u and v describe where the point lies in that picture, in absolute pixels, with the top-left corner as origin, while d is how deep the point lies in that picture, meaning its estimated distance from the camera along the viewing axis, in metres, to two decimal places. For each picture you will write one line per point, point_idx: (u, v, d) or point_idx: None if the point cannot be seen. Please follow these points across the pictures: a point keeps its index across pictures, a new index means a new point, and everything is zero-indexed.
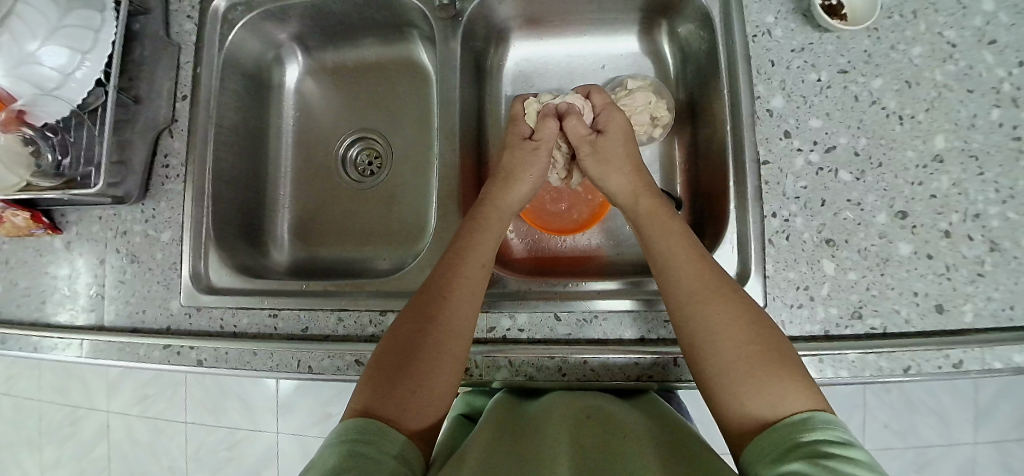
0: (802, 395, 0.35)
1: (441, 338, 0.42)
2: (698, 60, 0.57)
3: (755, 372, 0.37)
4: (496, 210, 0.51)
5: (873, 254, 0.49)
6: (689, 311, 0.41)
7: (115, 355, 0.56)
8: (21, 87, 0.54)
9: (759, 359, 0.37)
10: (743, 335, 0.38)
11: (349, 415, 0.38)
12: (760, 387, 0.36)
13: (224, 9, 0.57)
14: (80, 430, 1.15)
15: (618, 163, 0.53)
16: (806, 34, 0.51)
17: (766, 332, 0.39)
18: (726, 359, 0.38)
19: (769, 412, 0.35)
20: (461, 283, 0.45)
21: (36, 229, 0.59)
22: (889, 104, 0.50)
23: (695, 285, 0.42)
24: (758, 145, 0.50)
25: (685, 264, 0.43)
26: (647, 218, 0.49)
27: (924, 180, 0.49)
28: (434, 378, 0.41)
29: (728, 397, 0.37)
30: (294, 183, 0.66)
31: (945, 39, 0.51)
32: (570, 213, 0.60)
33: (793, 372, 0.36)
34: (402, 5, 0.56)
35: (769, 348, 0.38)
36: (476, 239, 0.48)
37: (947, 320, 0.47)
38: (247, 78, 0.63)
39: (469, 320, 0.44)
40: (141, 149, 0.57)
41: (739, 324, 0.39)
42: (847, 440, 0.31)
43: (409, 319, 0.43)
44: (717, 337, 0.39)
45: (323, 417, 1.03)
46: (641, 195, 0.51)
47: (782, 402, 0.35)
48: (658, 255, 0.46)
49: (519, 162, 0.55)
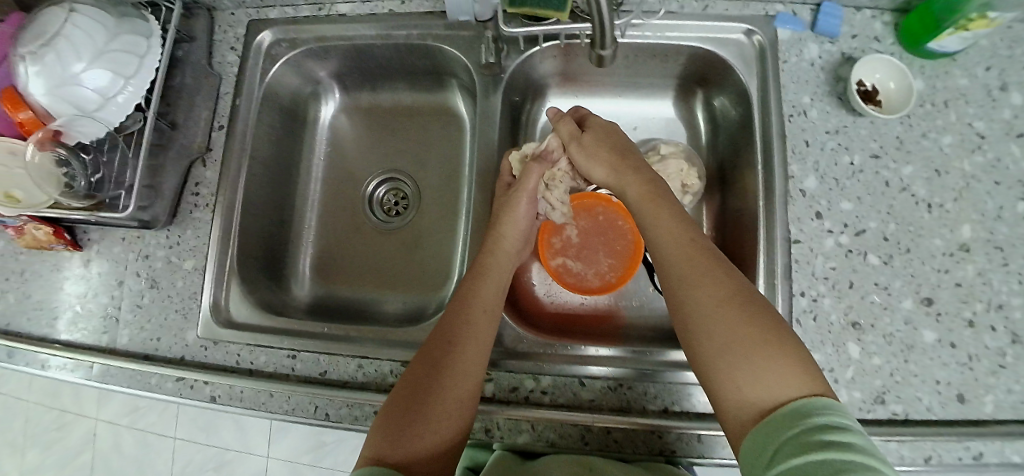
0: (801, 382, 0.32)
1: (443, 386, 0.41)
2: (732, 130, 0.58)
3: (751, 354, 0.34)
4: (494, 254, 0.51)
5: (897, 340, 0.49)
6: (684, 296, 0.39)
7: (125, 382, 0.55)
8: (57, 105, 0.50)
9: (749, 342, 0.35)
10: (738, 320, 0.36)
11: (360, 465, 0.38)
12: (754, 372, 0.34)
13: (268, 43, 0.59)
14: (66, 435, 1.12)
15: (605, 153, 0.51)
16: (841, 117, 0.52)
17: (765, 316, 0.36)
18: (719, 344, 0.36)
19: (767, 398, 0.33)
20: (464, 323, 0.45)
21: (56, 244, 0.58)
22: (918, 191, 0.51)
23: (687, 270, 0.40)
24: (790, 224, 0.50)
25: (676, 248, 0.42)
26: (638, 201, 0.47)
27: (950, 268, 0.50)
28: (440, 422, 0.40)
29: (723, 381, 0.35)
30: (319, 219, 0.66)
31: (973, 130, 0.52)
32: (591, 269, 0.59)
33: (793, 358, 0.34)
34: (447, 57, 0.57)
35: (767, 331, 0.35)
36: (473, 290, 0.48)
37: (968, 410, 0.47)
38: (283, 111, 0.63)
39: (471, 363, 0.43)
40: (173, 175, 0.57)
41: (733, 308, 0.37)
42: (826, 425, 0.29)
43: (410, 372, 0.43)
44: (710, 321, 0.37)
45: (317, 446, 1.02)
46: (627, 182, 0.49)
47: (777, 387, 0.33)
48: (651, 239, 0.44)
49: (508, 207, 0.53)
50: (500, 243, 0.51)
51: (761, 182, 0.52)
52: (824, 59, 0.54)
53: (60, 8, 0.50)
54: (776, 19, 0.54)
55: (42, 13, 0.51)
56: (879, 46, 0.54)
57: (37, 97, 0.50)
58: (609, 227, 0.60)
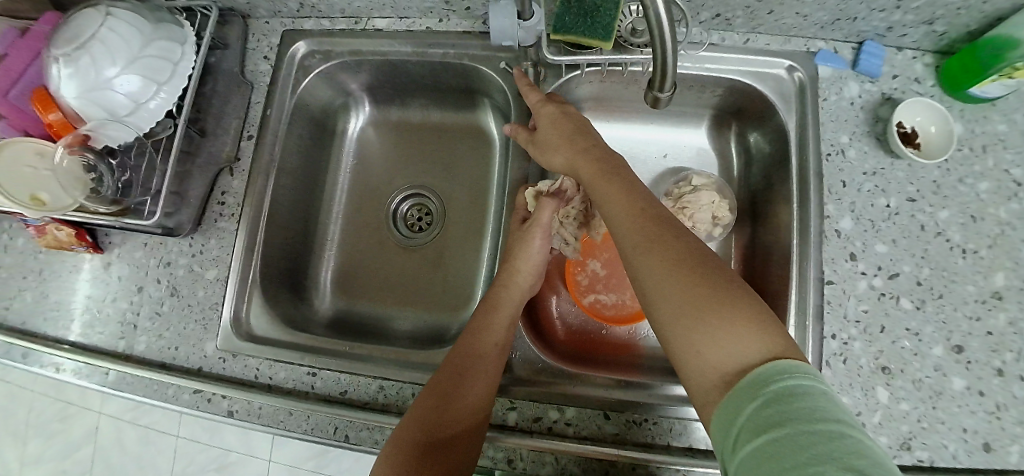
0: (761, 344, 0.30)
1: (455, 418, 0.42)
2: (766, 164, 0.58)
3: (704, 315, 0.32)
4: (509, 287, 0.51)
5: (927, 386, 0.49)
6: (636, 262, 0.36)
7: (141, 391, 0.54)
8: (87, 110, 0.49)
9: (704, 304, 0.32)
10: (689, 282, 0.33)
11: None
12: (713, 337, 0.31)
13: (303, 55, 0.60)
14: (67, 427, 1.12)
15: (565, 126, 0.48)
16: (878, 158, 0.52)
17: (716, 274, 0.34)
18: (673, 311, 0.33)
19: (728, 363, 0.30)
20: (476, 356, 0.45)
21: (77, 246, 0.58)
22: (953, 236, 0.51)
23: (640, 235, 0.37)
24: (823, 263, 0.50)
25: (626, 213, 0.39)
26: (591, 174, 0.44)
27: (982, 316, 0.50)
28: (449, 459, 0.40)
29: (683, 350, 0.33)
30: (342, 232, 0.66)
31: (1011, 177, 0.52)
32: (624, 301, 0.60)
33: (749, 316, 0.31)
34: (482, 77, 0.58)
35: (720, 290, 0.33)
36: (486, 322, 0.47)
37: (995, 460, 0.47)
38: (313, 121, 0.63)
39: (482, 398, 0.43)
40: (200, 183, 0.57)
41: (682, 271, 0.34)
42: (784, 391, 0.27)
43: (420, 403, 0.43)
44: (662, 288, 0.34)
45: (320, 452, 1.01)
46: (580, 160, 0.45)
47: (736, 349, 0.30)
48: (603, 205, 0.42)
49: (525, 247, 0.52)
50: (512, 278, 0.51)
51: (795, 220, 0.51)
52: (864, 98, 0.54)
53: (96, 10, 0.49)
54: (818, 56, 0.54)
55: (77, 13, 0.50)
56: (919, 88, 0.54)
57: (67, 100, 0.49)
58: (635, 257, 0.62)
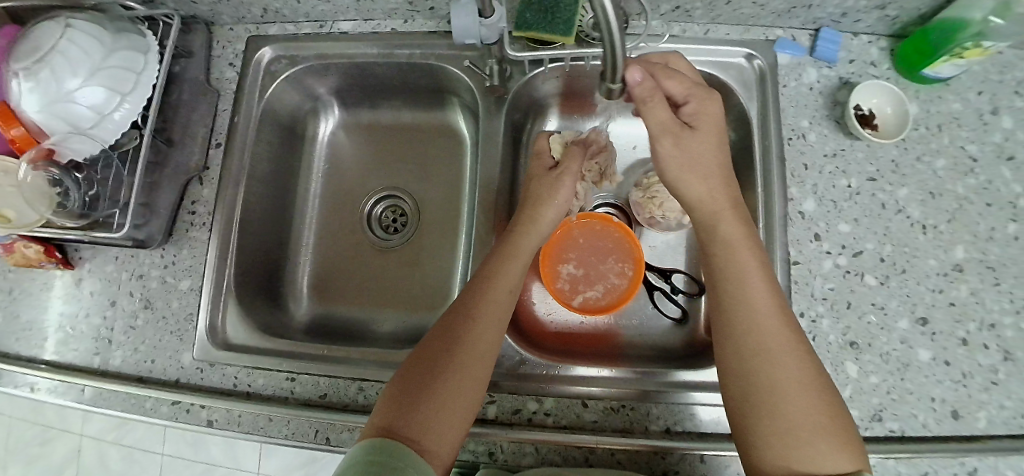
0: (848, 462, 0.35)
1: (463, 360, 0.42)
2: (731, 152, 0.59)
3: (815, 428, 0.36)
4: (525, 234, 0.51)
5: (894, 358, 0.50)
6: (766, 359, 0.39)
7: (118, 406, 0.53)
8: (52, 123, 0.49)
9: (811, 423, 0.36)
10: (812, 392, 0.38)
11: (367, 435, 0.38)
12: (810, 450, 0.36)
13: (268, 62, 0.60)
14: (49, 451, 1.09)
15: (713, 162, 0.47)
16: (838, 140, 0.54)
17: (833, 394, 0.39)
18: (797, 418, 0.37)
19: (815, 475, 0.35)
20: (486, 301, 0.46)
21: (46, 263, 0.57)
22: (913, 213, 0.52)
23: (776, 340, 0.40)
24: (789, 245, 0.52)
25: (772, 318, 0.40)
26: (712, 252, 0.45)
27: (944, 288, 0.51)
28: (455, 396, 0.41)
29: (772, 452, 0.37)
30: (317, 237, 0.66)
31: (966, 153, 0.53)
32: (608, 280, 0.58)
33: (847, 436, 0.37)
34: (450, 77, 0.59)
35: (830, 408, 0.38)
36: (484, 289, 0.46)
37: (962, 426, 0.48)
38: (283, 128, 0.63)
39: (488, 341, 0.44)
40: (169, 193, 0.56)
41: (811, 383, 0.38)
42: None
43: (428, 344, 0.44)
44: (793, 393, 0.37)
45: (310, 461, 1.00)
46: (722, 203, 0.46)
47: (826, 465, 0.35)
48: (729, 294, 0.43)
49: (549, 187, 0.55)
50: (521, 235, 0.51)
51: (760, 203, 0.53)
52: (822, 83, 0.55)
53: (55, 21, 0.49)
54: (776, 44, 0.56)
55: (35, 26, 0.49)
56: (875, 71, 0.55)
57: (30, 115, 0.48)
58: (612, 239, 0.60)
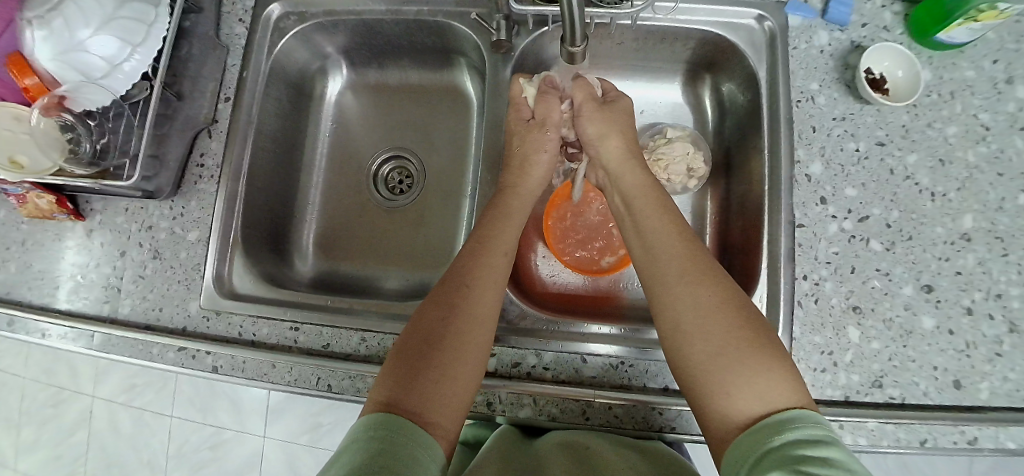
0: (792, 389, 0.33)
1: (461, 326, 0.40)
2: (740, 117, 0.60)
3: (737, 357, 0.35)
4: (517, 198, 0.51)
5: (896, 325, 0.49)
6: (675, 293, 0.39)
7: (126, 352, 0.54)
8: (65, 72, 0.50)
9: (743, 346, 0.35)
10: (732, 322, 0.36)
11: (369, 411, 0.35)
12: (748, 377, 0.34)
13: (277, 18, 0.60)
14: (63, 412, 1.12)
15: (622, 123, 0.53)
16: (847, 104, 0.53)
17: (760, 323, 0.37)
18: (723, 344, 0.35)
19: (758, 405, 0.33)
20: (483, 268, 0.44)
21: (58, 213, 0.58)
22: (922, 180, 0.51)
23: (684, 265, 0.40)
24: (795, 208, 0.51)
25: (678, 245, 0.42)
26: (635, 196, 0.48)
27: (950, 257, 0.50)
28: (459, 364, 0.39)
29: (714, 388, 0.35)
30: (324, 196, 0.68)
31: (978, 121, 0.52)
32: (584, 217, 0.62)
33: (783, 362, 0.34)
34: (456, 35, 0.59)
35: (758, 334, 0.36)
36: (483, 253, 0.45)
37: (963, 396, 0.47)
38: (291, 84, 0.65)
39: (489, 306, 0.42)
40: (179, 145, 0.57)
41: (731, 313, 0.37)
42: (822, 439, 0.29)
43: (422, 316, 0.41)
44: (708, 325, 0.36)
45: (313, 427, 1.01)
46: (628, 168, 0.50)
47: (769, 391, 0.33)
48: (646, 229, 0.44)
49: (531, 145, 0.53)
50: (512, 198, 0.50)
51: (766, 167, 0.53)
52: (833, 46, 0.55)
53: None
54: (787, 6, 0.55)
55: None
56: (888, 36, 0.55)
57: (45, 64, 0.50)
58: (580, 201, 0.62)
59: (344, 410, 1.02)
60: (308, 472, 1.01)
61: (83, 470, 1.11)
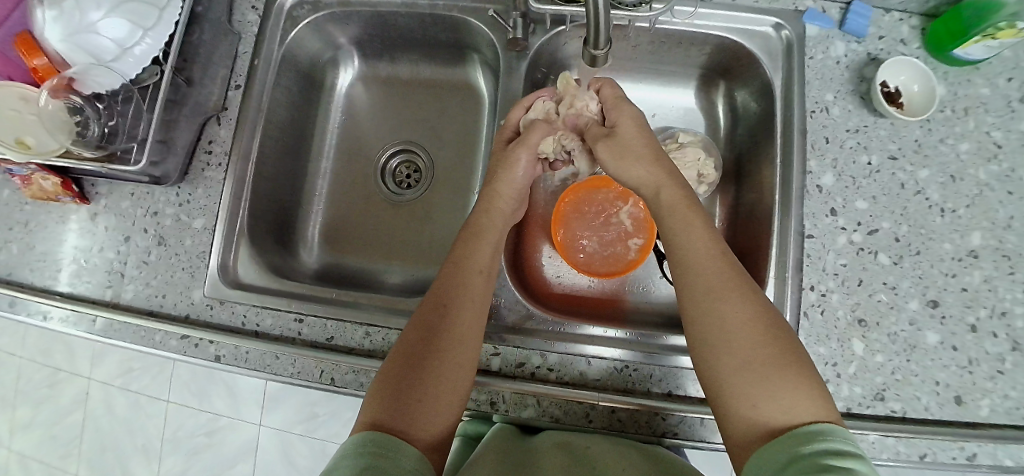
0: (817, 405, 0.33)
1: (445, 347, 0.40)
2: (753, 124, 0.60)
3: (761, 369, 0.34)
4: (490, 215, 0.49)
5: (902, 339, 0.49)
6: (705, 305, 0.38)
7: (128, 338, 0.54)
8: (76, 55, 0.50)
9: (768, 362, 0.35)
10: (760, 338, 0.36)
11: (356, 430, 0.36)
12: (773, 392, 0.33)
13: (291, 7, 0.59)
14: (59, 392, 1.11)
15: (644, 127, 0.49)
16: (861, 116, 0.53)
17: (788, 338, 0.36)
18: (749, 358, 0.35)
19: (782, 417, 0.33)
20: (463, 287, 0.43)
21: (63, 196, 0.57)
22: (932, 196, 0.51)
23: (712, 276, 0.39)
24: (805, 218, 0.51)
25: (710, 256, 0.40)
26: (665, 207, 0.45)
27: (957, 273, 0.50)
28: (444, 383, 0.38)
29: (738, 400, 0.35)
30: (331, 187, 0.68)
31: (991, 139, 0.52)
32: (591, 241, 0.61)
33: (808, 378, 0.34)
34: (471, 31, 0.59)
35: (784, 349, 0.35)
36: (459, 270, 0.44)
37: (964, 412, 0.47)
38: (302, 74, 0.64)
39: (472, 325, 0.42)
40: (188, 132, 0.56)
41: (759, 327, 0.36)
42: (847, 452, 0.29)
43: (406, 338, 0.41)
44: (733, 339, 0.36)
45: (309, 417, 1.01)
46: (663, 182, 0.45)
47: (794, 405, 0.33)
48: (673, 235, 0.43)
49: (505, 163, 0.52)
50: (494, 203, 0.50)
51: (777, 175, 0.53)
52: (850, 58, 0.55)
53: None
54: (805, 15, 0.55)
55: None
56: (904, 49, 0.54)
57: (54, 45, 0.50)
58: (581, 229, 0.61)
59: (342, 401, 1.02)
60: (302, 462, 1.01)
61: (77, 452, 1.11)
